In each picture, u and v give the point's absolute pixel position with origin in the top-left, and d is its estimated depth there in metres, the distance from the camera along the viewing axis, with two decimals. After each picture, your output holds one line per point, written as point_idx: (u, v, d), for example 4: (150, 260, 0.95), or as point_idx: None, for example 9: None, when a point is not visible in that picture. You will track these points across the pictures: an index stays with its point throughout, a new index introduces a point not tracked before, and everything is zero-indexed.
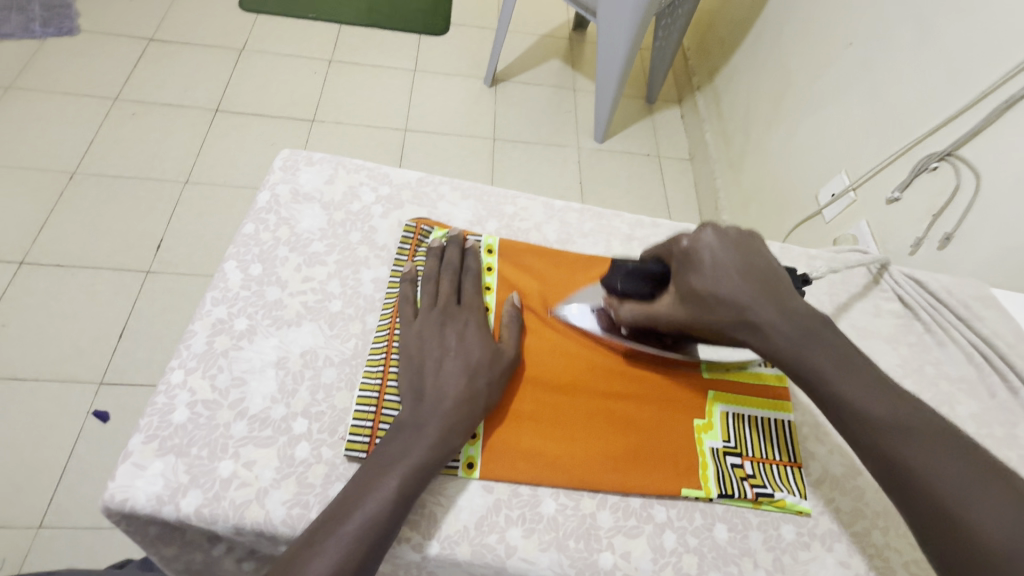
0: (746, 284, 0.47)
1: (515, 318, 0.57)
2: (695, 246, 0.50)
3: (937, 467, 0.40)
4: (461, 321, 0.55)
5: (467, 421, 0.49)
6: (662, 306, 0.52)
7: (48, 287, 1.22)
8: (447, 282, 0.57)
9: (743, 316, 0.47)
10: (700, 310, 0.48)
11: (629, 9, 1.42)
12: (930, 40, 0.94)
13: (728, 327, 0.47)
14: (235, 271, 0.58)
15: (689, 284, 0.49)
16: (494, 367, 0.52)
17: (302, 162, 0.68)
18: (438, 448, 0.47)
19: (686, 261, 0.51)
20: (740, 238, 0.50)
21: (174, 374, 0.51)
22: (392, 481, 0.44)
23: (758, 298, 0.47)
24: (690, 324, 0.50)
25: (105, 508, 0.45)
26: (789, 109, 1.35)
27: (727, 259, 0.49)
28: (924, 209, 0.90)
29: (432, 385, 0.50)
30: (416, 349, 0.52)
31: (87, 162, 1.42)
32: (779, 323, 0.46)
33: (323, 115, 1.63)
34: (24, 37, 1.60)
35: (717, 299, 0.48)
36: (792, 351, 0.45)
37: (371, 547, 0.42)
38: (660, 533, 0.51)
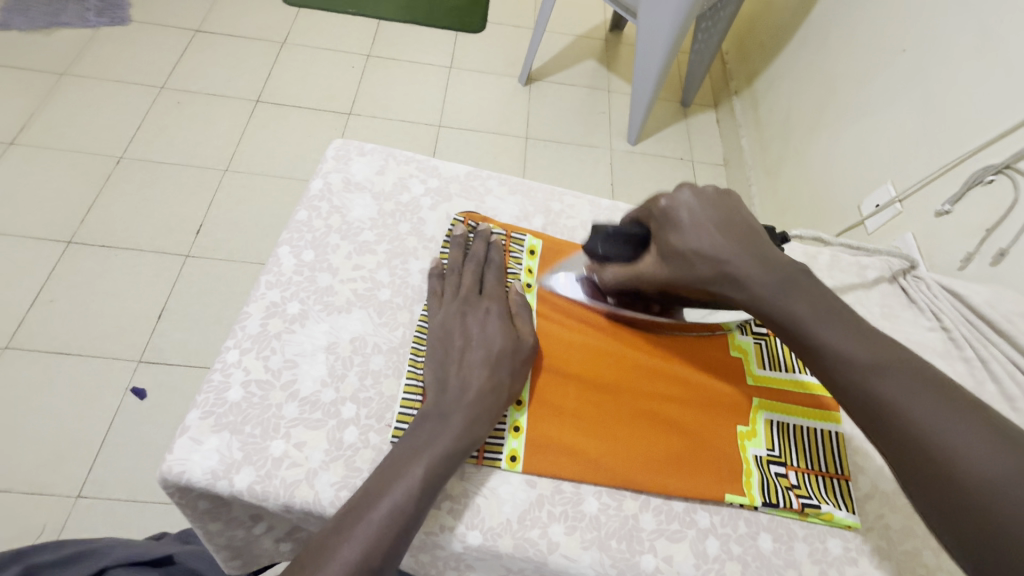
0: (727, 240, 0.47)
1: (525, 309, 0.56)
2: (673, 206, 0.50)
3: (912, 403, 0.40)
4: (482, 310, 0.55)
5: (491, 412, 0.49)
6: (645, 265, 0.52)
7: (94, 266, 1.27)
8: (470, 273, 0.58)
9: (723, 271, 0.47)
10: (681, 268, 0.49)
11: (671, 11, 1.41)
12: (990, 49, 0.91)
13: (707, 283, 0.48)
14: (288, 256, 0.59)
15: (669, 242, 0.49)
16: (515, 357, 0.52)
17: (353, 152, 0.69)
18: (465, 436, 0.47)
19: (664, 221, 0.51)
20: (718, 196, 0.50)
21: (230, 353, 0.53)
22: (418, 470, 0.44)
23: (737, 253, 0.47)
24: (670, 282, 0.50)
25: (162, 479, 0.47)
26: (833, 116, 1.32)
27: (707, 216, 0.49)
28: (977, 222, 0.86)
29: (455, 376, 0.50)
30: (439, 339, 0.53)
31: (134, 147, 1.47)
32: (756, 275, 0.46)
33: (359, 109, 1.65)
34: (79, 25, 1.66)
35: (696, 256, 0.48)
36: (771, 303, 0.45)
37: (399, 535, 0.42)
38: (703, 538, 0.50)
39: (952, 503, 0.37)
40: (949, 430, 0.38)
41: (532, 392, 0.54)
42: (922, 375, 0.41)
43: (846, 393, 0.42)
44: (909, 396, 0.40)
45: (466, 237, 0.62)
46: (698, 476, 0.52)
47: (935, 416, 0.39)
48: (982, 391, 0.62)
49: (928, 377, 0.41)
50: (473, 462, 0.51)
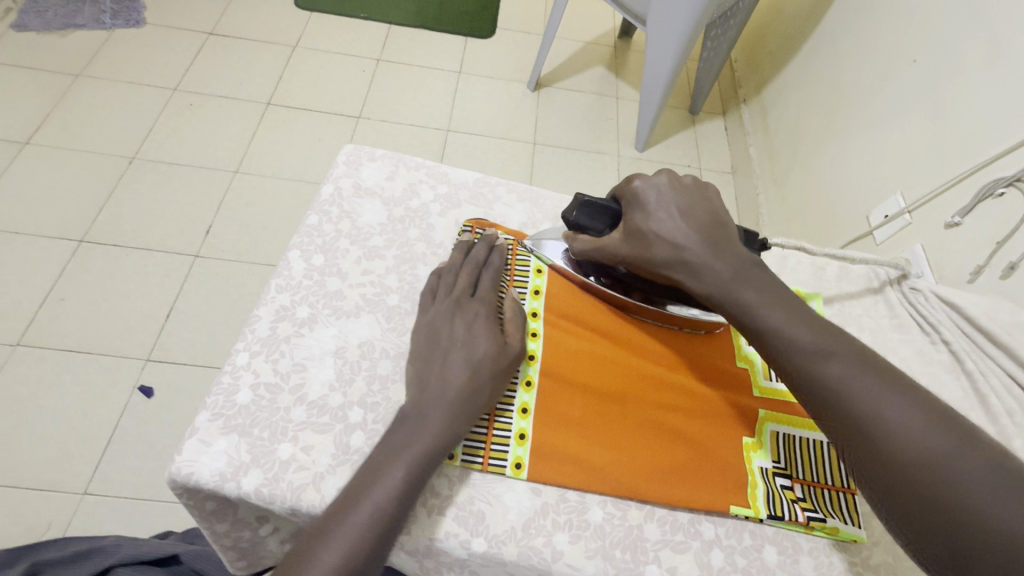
0: (689, 225, 0.50)
1: (519, 314, 0.56)
2: (645, 187, 0.53)
3: (859, 388, 0.41)
4: (471, 312, 0.55)
5: (469, 414, 0.49)
6: (609, 240, 0.54)
7: (104, 265, 1.28)
8: (466, 274, 0.58)
9: (681, 256, 0.49)
10: (641, 246, 0.51)
11: (681, 19, 1.41)
12: (1002, 61, 0.90)
13: (663, 265, 0.50)
14: (298, 260, 0.60)
15: (635, 221, 0.52)
16: (498, 361, 0.52)
17: (364, 157, 0.69)
18: (444, 437, 0.47)
19: (634, 201, 0.53)
20: (693, 185, 0.53)
21: (240, 356, 0.53)
22: (398, 471, 0.45)
23: (694, 239, 0.49)
24: (629, 260, 0.52)
25: (171, 480, 0.47)
26: (841, 125, 1.31)
27: (676, 201, 0.51)
28: (988, 234, 0.86)
29: (437, 375, 0.50)
30: (427, 338, 0.53)
31: (145, 148, 1.48)
32: (710, 261, 0.48)
33: (369, 112, 1.66)
34: (95, 27, 1.69)
35: (656, 237, 0.50)
36: (721, 289, 0.47)
37: (379, 537, 0.42)
38: (708, 550, 0.50)
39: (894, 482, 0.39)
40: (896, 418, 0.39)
41: (537, 401, 0.54)
42: (866, 359, 0.42)
43: (796, 375, 0.43)
44: (858, 381, 0.41)
45: (472, 241, 0.62)
46: (687, 485, 0.52)
47: (880, 402, 0.40)
48: (991, 405, 0.61)
49: (874, 364, 0.42)
50: (478, 468, 0.51)
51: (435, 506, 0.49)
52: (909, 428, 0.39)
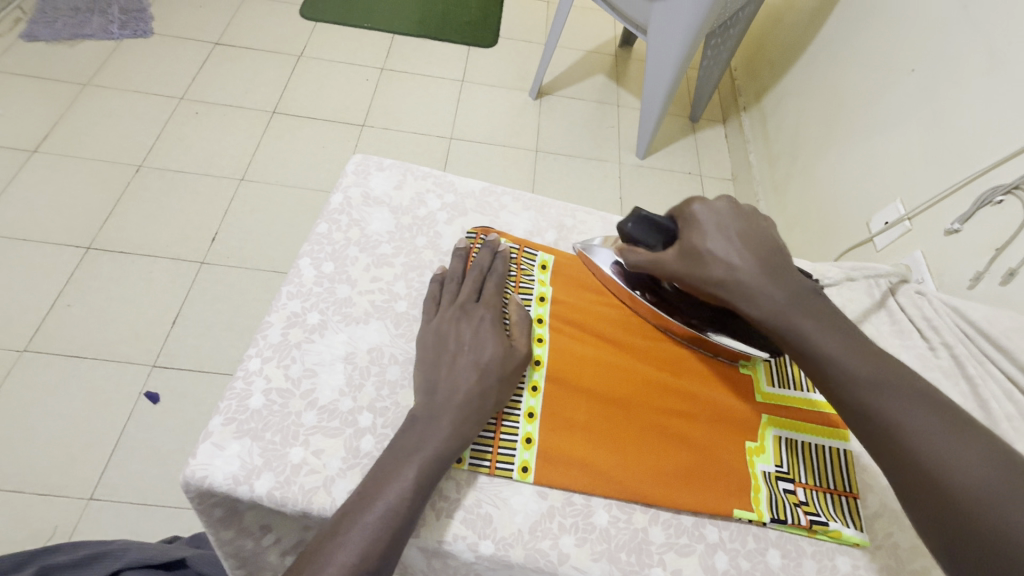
0: (745, 250, 0.50)
1: (525, 319, 0.57)
2: (704, 211, 0.52)
3: (910, 418, 0.42)
4: (477, 317, 0.56)
5: (478, 416, 0.50)
6: (665, 257, 0.54)
7: (110, 272, 1.30)
8: (469, 281, 0.59)
9: (734, 276, 0.49)
10: (695, 265, 0.51)
11: (681, 28, 1.43)
12: (999, 70, 0.92)
13: (715, 284, 0.50)
14: (309, 268, 0.61)
15: (691, 241, 0.51)
16: (506, 365, 0.53)
17: (373, 167, 0.71)
18: (454, 440, 0.48)
19: (692, 223, 0.53)
20: (749, 211, 0.53)
21: (251, 361, 0.54)
22: (410, 473, 0.46)
23: (750, 262, 0.49)
24: (683, 279, 0.52)
25: (185, 483, 0.48)
26: (842, 133, 1.33)
27: (733, 225, 0.51)
28: (988, 241, 0.87)
29: (445, 380, 0.51)
30: (434, 344, 0.54)
31: (152, 156, 1.50)
32: (766, 289, 0.48)
33: (373, 121, 1.69)
34: (103, 37, 1.71)
35: (712, 258, 0.50)
36: (778, 313, 0.47)
37: (392, 536, 0.43)
38: (712, 553, 0.51)
39: (949, 517, 0.39)
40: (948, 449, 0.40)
41: (544, 405, 0.55)
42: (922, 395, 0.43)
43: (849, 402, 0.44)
44: (912, 412, 0.42)
45: (473, 248, 0.63)
46: (692, 487, 0.53)
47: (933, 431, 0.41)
48: (992, 410, 0.62)
49: (930, 398, 0.43)
50: (486, 472, 0.52)
51: (444, 508, 0.50)
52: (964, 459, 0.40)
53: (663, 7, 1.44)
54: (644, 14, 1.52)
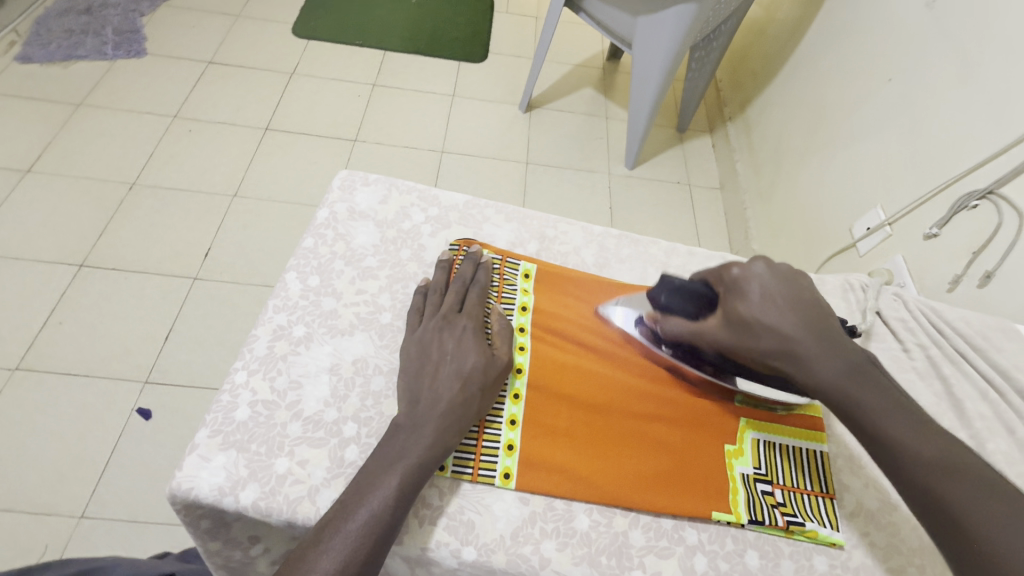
0: (795, 317, 0.50)
1: (506, 328, 0.59)
2: (745, 275, 0.52)
3: (950, 482, 0.43)
4: (459, 327, 0.57)
5: (461, 424, 0.51)
6: (708, 325, 0.54)
7: (103, 289, 1.31)
8: (452, 292, 0.60)
9: (788, 347, 0.49)
10: (745, 335, 0.51)
11: (665, 41, 1.47)
12: (972, 79, 0.95)
13: (769, 355, 0.50)
14: (295, 282, 0.63)
15: (736, 309, 0.51)
16: (488, 373, 0.54)
17: (358, 183, 0.73)
18: (437, 448, 0.49)
19: (735, 288, 0.53)
20: (789, 273, 0.53)
21: (238, 374, 0.55)
22: (394, 480, 0.47)
23: (802, 330, 0.49)
24: (732, 348, 0.52)
25: (171, 495, 0.49)
26: (824, 142, 1.36)
27: (778, 291, 0.51)
28: (964, 246, 0.89)
29: (428, 389, 0.52)
30: (417, 355, 0.55)
31: (145, 174, 1.52)
32: (823, 360, 0.48)
33: (364, 136, 1.71)
34: (97, 58, 1.74)
35: (763, 328, 0.50)
36: (838, 387, 0.48)
37: (377, 541, 0.44)
38: (691, 555, 0.52)
39: None
40: (960, 490, 0.42)
41: (525, 413, 0.56)
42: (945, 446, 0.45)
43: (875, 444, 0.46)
44: (949, 473, 0.43)
45: (456, 259, 0.65)
46: (672, 489, 0.54)
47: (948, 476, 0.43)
48: (965, 409, 0.64)
49: (957, 452, 0.45)
50: (468, 479, 0.53)
51: (426, 516, 0.51)
52: (972, 497, 0.42)
53: (647, 21, 1.48)
54: (628, 28, 1.56)
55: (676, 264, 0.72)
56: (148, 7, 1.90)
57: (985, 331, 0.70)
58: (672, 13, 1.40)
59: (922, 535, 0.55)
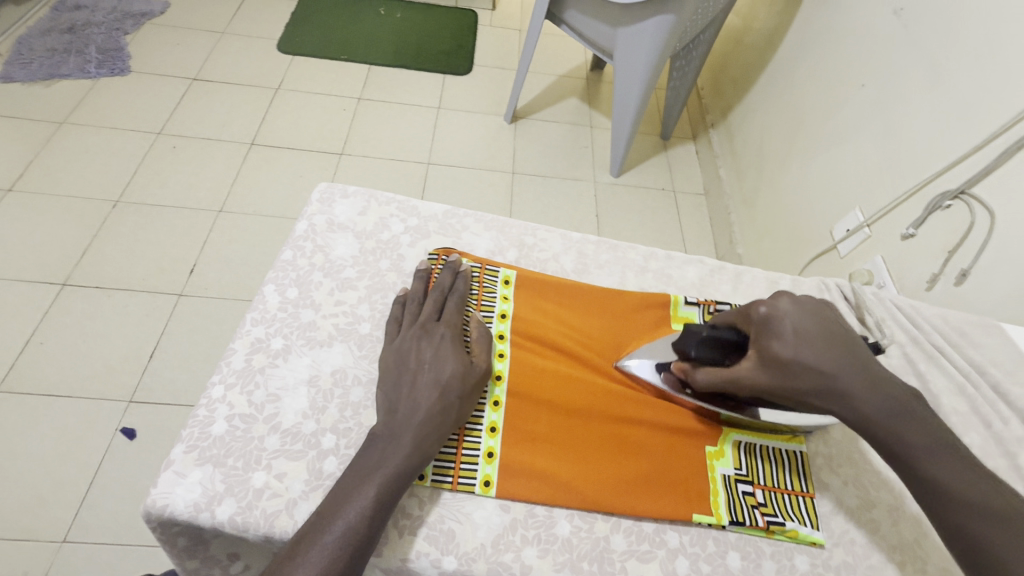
0: (830, 353, 0.50)
1: (484, 335, 0.59)
2: (774, 313, 0.53)
3: (995, 527, 0.43)
4: (437, 336, 0.57)
5: (439, 433, 0.51)
6: (742, 369, 0.53)
7: (86, 307, 1.29)
8: (430, 301, 0.60)
9: (827, 384, 0.49)
10: (785, 376, 0.50)
11: (645, 51, 1.49)
12: (941, 83, 0.97)
13: (810, 395, 0.50)
14: (273, 294, 0.63)
15: (772, 349, 0.51)
16: (466, 381, 0.54)
17: (337, 195, 0.73)
18: (415, 456, 0.49)
19: (765, 327, 0.53)
20: (815, 307, 0.54)
21: (215, 389, 0.55)
22: (370, 491, 0.46)
23: (840, 366, 0.49)
24: (774, 391, 0.51)
25: (145, 513, 0.48)
26: (802, 147, 1.38)
27: (808, 325, 0.51)
28: (939, 245, 0.91)
29: (405, 398, 0.52)
30: (395, 364, 0.55)
31: (129, 191, 1.51)
32: (863, 395, 0.49)
33: (350, 149, 1.72)
34: (80, 76, 1.74)
35: (801, 366, 0.50)
36: (884, 424, 0.48)
37: (353, 553, 0.44)
38: (673, 558, 0.52)
39: None
40: (988, 518, 0.43)
41: (505, 419, 0.56)
42: (944, 442, 0.47)
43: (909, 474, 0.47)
44: (992, 517, 0.43)
45: (434, 269, 0.65)
46: (651, 493, 0.54)
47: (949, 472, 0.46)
48: (941, 404, 0.65)
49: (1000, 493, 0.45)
50: (448, 487, 0.52)
51: (406, 526, 0.50)
52: (1001, 531, 0.43)
53: (626, 33, 1.51)
54: (609, 39, 1.58)
55: (654, 269, 0.73)
56: (131, 25, 1.90)
57: (961, 328, 0.72)
58: (650, 24, 1.43)
59: (901, 531, 0.55)
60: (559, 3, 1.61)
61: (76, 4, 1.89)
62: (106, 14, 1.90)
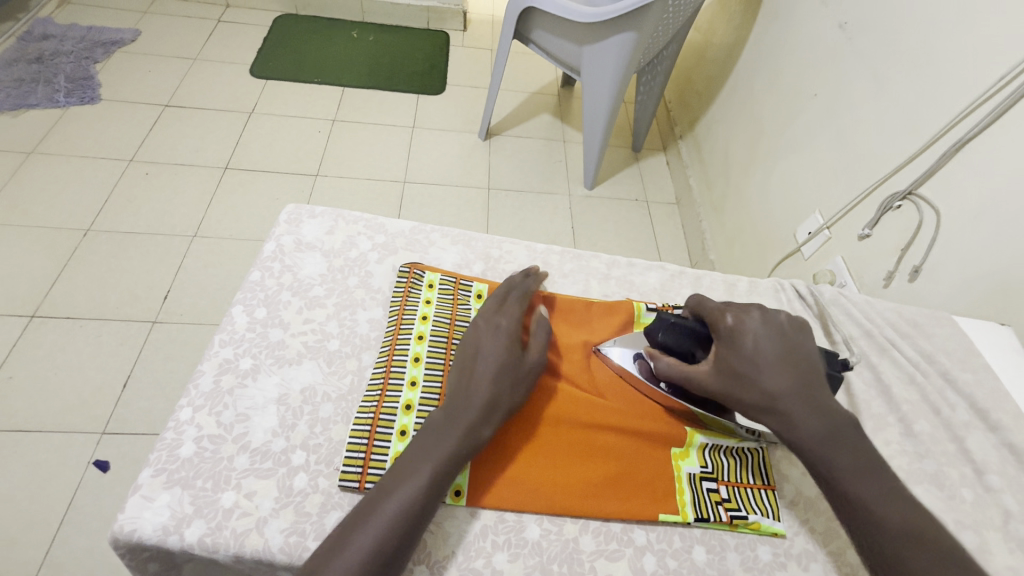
0: (785, 372, 0.53)
1: (543, 327, 0.61)
2: (739, 326, 0.56)
3: (914, 554, 0.45)
4: (495, 325, 0.59)
5: (493, 419, 0.53)
6: (697, 371, 0.56)
7: (56, 339, 1.27)
8: (498, 295, 0.64)
9: (773, 404, 0.51)
10: (733, 385, 0.54)
11: (611, 68, 1.55)
12: (885, 90, 1.03)
13: (754, 408, 0.52)
14: (241, 315, 0.64)
15: (727, 358, 0.55)
16: (518, 370, 0.56)
17: (305, 215, 0.74)
18: (468, 440, 0.51)
19: (728, 337, 0.56)
20: (785, 326, 0.56)
21: (183, 412, 0.55)
22: (426, 469, 0.48)
23: (790, 390, 0.52)
24: (720, 395, 0.55)
25: (113, 539, 0.48)
26: (763, 155, 1.44)
27: (767, 343, 0.54)
28: (893, 244, 0.96)
29: (464, 383, 0.54)
30: (460, 350, 0.58)
31: (100, 220, 1.50)
32: (804, 417, 0.50)
33: (326, 170, 1.73)
34: (49, 106, 1.73)
35: (749, 379, 0.53)
36: (815, 448, 0.50)
37: (406, 528, 0.46)
38: (640, 556, 0.54)
39: None
40: (909, 542, 0.45)
41: None
42: (875, 466, 0.49)
43: (837, 497, 0.48)
44: (913, 543, 0.45)
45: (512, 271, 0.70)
46: (621, 495, 0.56)
47: (874, 492, 0.47)
48: (892, 394, 0.67)
49: (923, 518, 0.46)
50: None
51: None
52: (921, 555, 0.44)
53: (592, 50, 1.56)
54: (576, 57, 1.63)
55: (617, 275, 0.77)
56: (101, 54, 1.90)
57: (915, 319, 0.75)
58: (614, 41, 1.49)
59: None
60: (526, 24, 1.66)
61: (43, 34, 1.89)
62: (75, 43, 1.89)
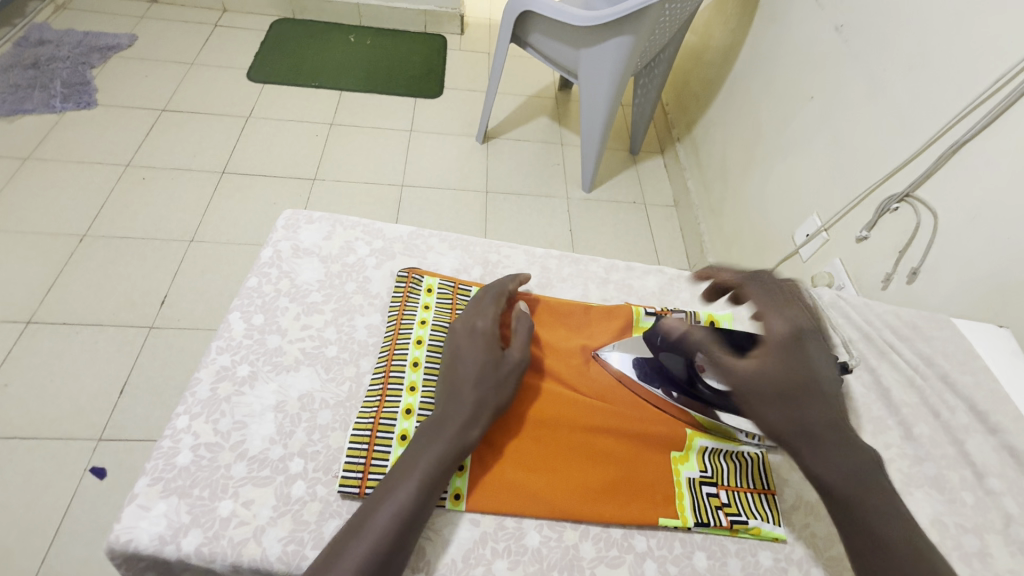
0: (835, 402, 0.50)
1: (523, 326, 0.61)
2: (810, 346, 0.53)
3: None
4: (471, 327, 0.59)
5: (479, 420, 0.53)
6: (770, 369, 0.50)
7: (53, 345, 1.26)
8: (477, 299, 0.64)
9: (827, 429, 0.48)
10: (802, 397, 0.48)
11: (608, 71, 1.55)
12: (882, 93, 1.03)
13: (812, 427, 0.47)
14: (238, 321, 0.63)
15: (803, 370, 0.50)
16: (499, 370, 0.56)
17: (302, 221, 0.74)
18: (455, 443, 0.51)
19: (799, 351, 0.52)
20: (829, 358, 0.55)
21: (180, 419, 0.55)
22: (414, 475, 0.48)
23: (836, 420, 0.49)
24: (786, 401, 0.48)
25: (109, 549, 0.48)
26: (760, 157, 1.44)
27: (828, 369, 0.52)
28: (891, 246, 0.95)
29: (447, 389, 0.54)
30: (443, 357, 0.58)
31: (97, 226, 1.49)
32: (847, 450, 0.47)
33: (323, 174, 1.73)
34: (45, 112, 1.72)
35: (816, 398, 0.48)
36: (853, 481, 0.46)
37: (400, 534, 0.46)
38: (641, 562, 0.54)
39: None
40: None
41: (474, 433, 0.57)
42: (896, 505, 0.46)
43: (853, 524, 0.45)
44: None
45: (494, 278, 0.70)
46: (620, 499, 0.56)
47: (895, 530, 0.44)
48: (892, 397, 0.67)
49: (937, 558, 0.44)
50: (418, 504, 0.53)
51: None
52: None
53: (589, 53, 1.56)
54: (573, 60, 1.63)
55: (615, 280, 0.77)
56: (98, 59, 1.90)
57: (914, 322, 0.75)
58: (611, 44, 1.49)
59: None
60: (524, 28, 1.66)
61: (40, 39, 1.88)
62: (72, 48, 1.89)
